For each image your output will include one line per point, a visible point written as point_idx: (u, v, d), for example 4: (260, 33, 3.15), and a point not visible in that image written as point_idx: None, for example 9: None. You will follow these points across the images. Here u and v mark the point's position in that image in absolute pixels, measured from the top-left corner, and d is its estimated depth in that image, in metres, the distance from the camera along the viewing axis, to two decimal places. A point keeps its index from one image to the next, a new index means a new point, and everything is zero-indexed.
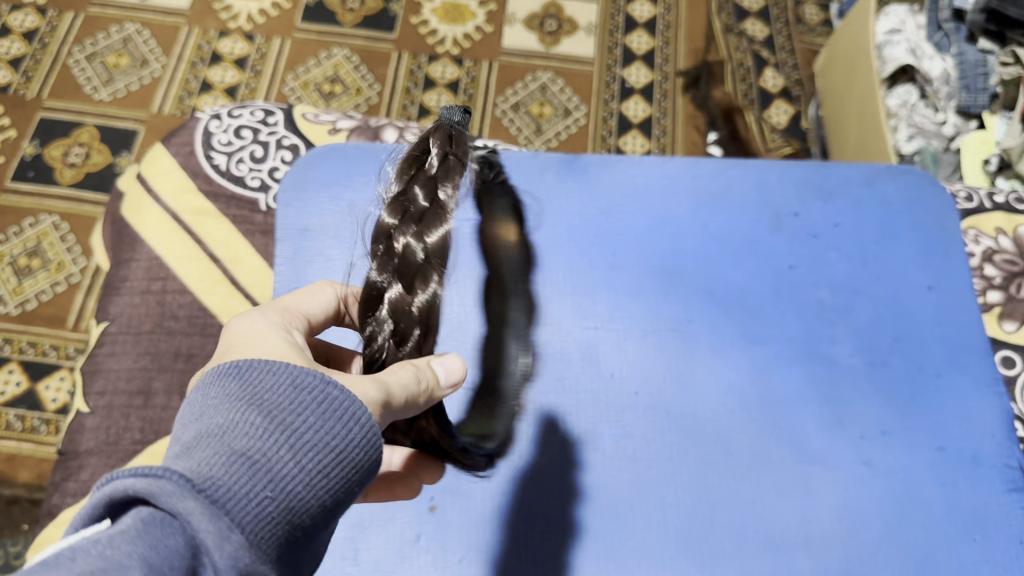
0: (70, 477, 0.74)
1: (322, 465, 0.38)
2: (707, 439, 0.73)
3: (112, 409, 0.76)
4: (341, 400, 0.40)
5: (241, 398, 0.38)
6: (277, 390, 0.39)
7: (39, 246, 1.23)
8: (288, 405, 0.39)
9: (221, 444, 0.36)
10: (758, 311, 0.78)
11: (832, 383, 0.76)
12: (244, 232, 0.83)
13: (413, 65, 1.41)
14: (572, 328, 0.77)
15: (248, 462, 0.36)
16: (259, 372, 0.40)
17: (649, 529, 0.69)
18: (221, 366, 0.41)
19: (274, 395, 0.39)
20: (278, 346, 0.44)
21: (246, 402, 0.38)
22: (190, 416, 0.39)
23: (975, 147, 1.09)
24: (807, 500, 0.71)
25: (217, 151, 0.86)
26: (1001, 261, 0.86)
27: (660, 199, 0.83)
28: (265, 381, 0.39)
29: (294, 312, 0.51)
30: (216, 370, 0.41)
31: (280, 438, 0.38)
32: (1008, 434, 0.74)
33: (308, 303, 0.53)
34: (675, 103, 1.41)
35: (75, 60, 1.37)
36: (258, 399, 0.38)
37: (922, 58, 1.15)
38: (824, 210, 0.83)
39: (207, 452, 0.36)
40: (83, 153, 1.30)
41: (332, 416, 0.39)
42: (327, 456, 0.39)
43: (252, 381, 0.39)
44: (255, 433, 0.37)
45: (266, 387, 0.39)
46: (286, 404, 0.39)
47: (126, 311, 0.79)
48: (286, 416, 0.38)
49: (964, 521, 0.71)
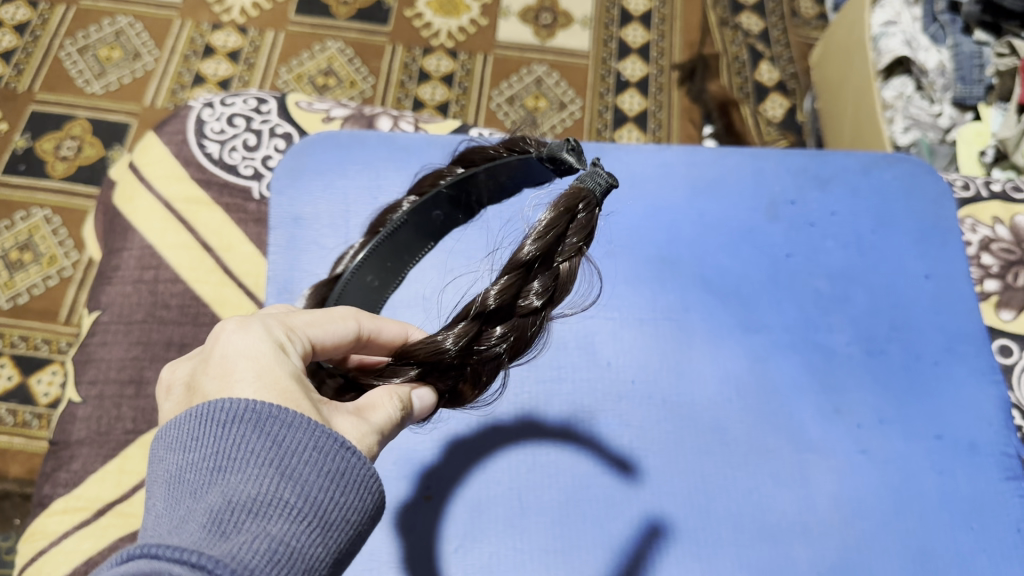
0: (62, 467, 0.74)
1: (341, 547, 0.35)
2: (703, 427, 0.73)
3: (103, 399, 0.75)
4: (360, 471, 0.37)
5: (265, 464, 0.34)
6: (303, 456, 0.35)
7: (30, 239, 1.22)
8: (317, 475, 0.35)
9: (256, 525, 0.32)
10: (754, 300, 0.78)
11: (828, 371, 0.75)
12: (236, 221, 0.83)
13: (408, 58, 1.41)
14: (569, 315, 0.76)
15: (286, 547, 0.33)
16: (281, 427, 0.35)
17: (645, 518, 0.69)
18: (234, 411, 0.35)
19: (301, 463, 0.35)
20: (286, 388, 0.38)
21: (275, 470, 0.34)
22: (197, 471, 0.34)
23: (971, 139, 1.09)
24: (804, 489, 0.71)
25: (210, 140, 0.85)
26: (999, 250, 0.86)
27: (656, 187, 0.82)
28: (289, 444, 0.35)
29: (302, 337, 0.42)
30: (226, 411, 0.35)
31: (311, 516, 0.34)
32: (1005, 422, 0.74)
33: (314, 329, 0.43)
34: (670, 97, 1.40)
35: (67, 53, 1.36)
36: (286, 468, 0.34)
37: (918, 50, 1.14)
38: (821, 197, 0.83)
39: (244, 535, 0.32)
40: (76, 146, 1.29)
41: (355, 489, 0.36)
42: (347, 535, 0.36)
43: (274, 437, 0.35)
44: (287, 513, 0.34)
45: (292, 451, 0.35)
46: (313, 476, 0.35)
47: (117, 301, 0.78)
48: (316, 490, 0.35)
49: (961, 510, 0.71)
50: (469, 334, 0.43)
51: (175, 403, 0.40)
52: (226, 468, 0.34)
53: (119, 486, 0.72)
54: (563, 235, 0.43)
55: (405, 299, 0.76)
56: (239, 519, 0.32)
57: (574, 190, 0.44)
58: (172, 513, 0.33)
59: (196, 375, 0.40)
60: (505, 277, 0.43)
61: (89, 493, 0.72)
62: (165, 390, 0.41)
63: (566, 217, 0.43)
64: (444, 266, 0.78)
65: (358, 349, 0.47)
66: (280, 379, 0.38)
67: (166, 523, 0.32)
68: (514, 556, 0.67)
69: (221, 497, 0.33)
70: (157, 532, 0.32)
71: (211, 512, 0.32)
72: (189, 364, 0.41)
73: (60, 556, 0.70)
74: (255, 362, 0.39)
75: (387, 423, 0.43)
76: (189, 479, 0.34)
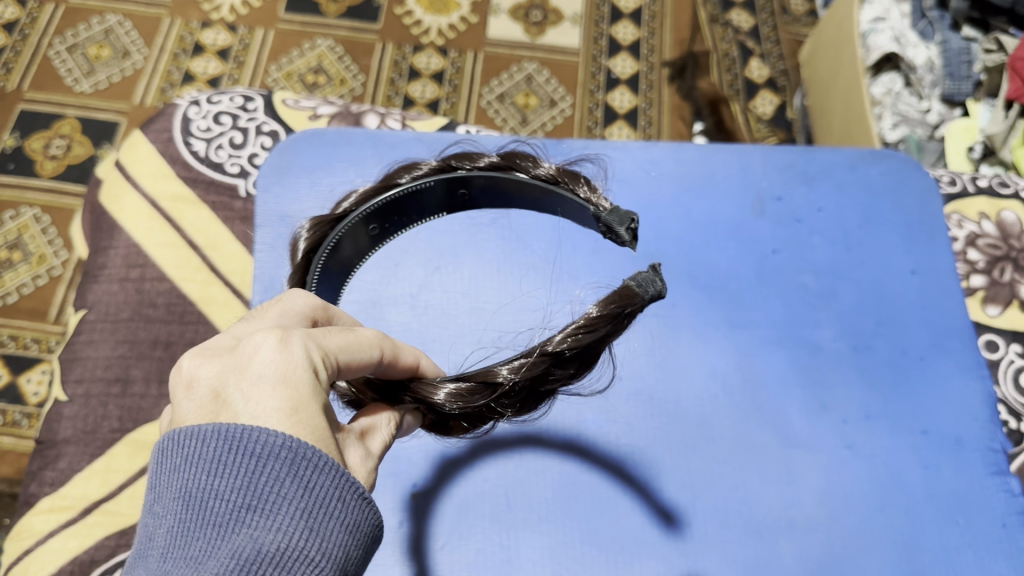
0: (48, 466, 0.74)
1: None
2: (690, 422, 0.73)
3: (90, 397, 0.75)
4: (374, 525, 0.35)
5: (296, 514, 0.32)
6: (331, 508, 0.33)
7: (20, 238, 1.22)
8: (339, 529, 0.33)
9: None
10: (741, 296, 0.78)
11: (814, 367, 0.76)
12: (223, 219, 0.83)
13: (398, 56, 1.41)
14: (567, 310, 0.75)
15: None
16: (313, 472, 0.33)
17: (632, 513, 0.69)
18: (268, 440, 0.33)
19: (328, 516, 0.33)
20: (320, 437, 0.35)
21: (302, 523, 0.32)
22: (225, 500, 0.32)
23: (960, 135, 1.09)
24: (790, 485, 0.71)
25: (196, 138, 0.86)
26: (985, 246, 0.86)
27: (643, 185, 0.82)
28: (320, 493, 0.33)
29: (333, 367, 0.39)
30: (261, 443, 0.33)
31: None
32: (991, 417, 0.74)
33: (343, 354, 0.39)
34: (661, 94, 1.40)
35: (56, 51, 1.36)
36: (314, 521, 0.33)
37: (907, 46, 1.14)
38: (807, 194, 0.83)
39: None
40: (65, 145, 1.29)
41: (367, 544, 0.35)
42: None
43: (305, 482, 0.33)
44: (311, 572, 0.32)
45: (321, 502, 0.33)
46: (338, 532, 0.33)
47: (104, 299, 0.79)
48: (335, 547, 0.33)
49: (947, 505, 0.71)
50: (468, 398, 0.47)
51: (195, 411, 0.36)
52: (254, 511, 0.32)
53: (105, 485, 0.73)
54: (597, 338, 0.46)
55: (392, 298, 0.76)
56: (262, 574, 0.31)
57: (626, 292, 0.47)
58: (190, 550, 0.31)
59: (224, 381, 0.36)
60: (527, 357, 0.47)
61: (74, 492, 0.72)
62: (181, 386, 0.37)
63: (608, 319, 0.47)
64: (430, 264, 0.78)
65: (379, 368, 0.44)
66: (313, 419, 0.35)
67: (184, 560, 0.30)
68: (501, 552, 0.67)
69: (247, 546, 0.31)
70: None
71: (236, 563, 0.30)
72: (213, 364, 0.37)
73: (47, 555, 0.70)
74: (291, 393, 0.35)
75: (384, 447, 0.42)
76: (210, 510, 0.32)
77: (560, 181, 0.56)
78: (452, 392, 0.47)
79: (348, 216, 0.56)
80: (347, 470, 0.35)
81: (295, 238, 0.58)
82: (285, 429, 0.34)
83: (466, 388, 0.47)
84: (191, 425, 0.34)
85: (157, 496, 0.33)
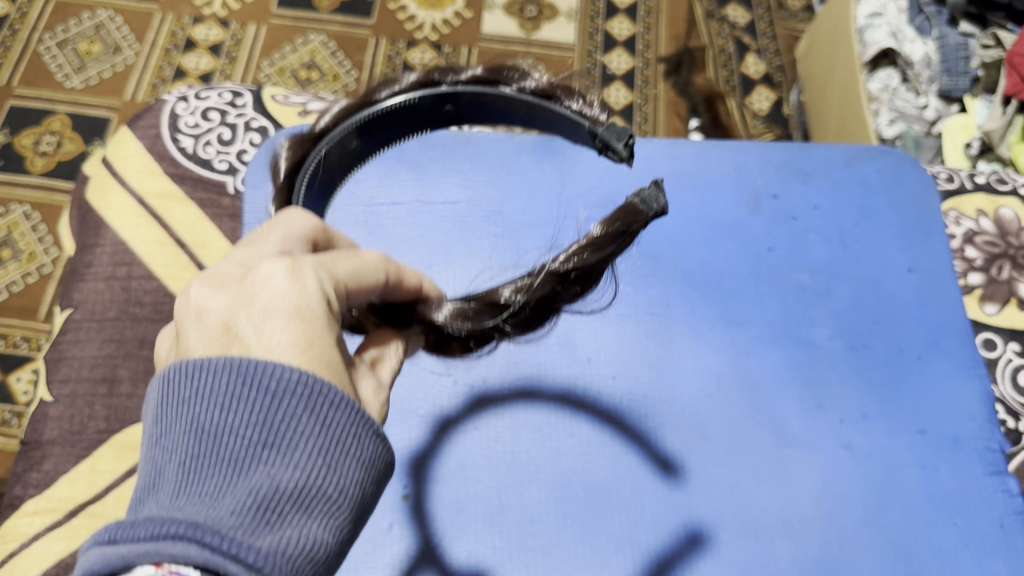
0: (33, 468, 0.73)
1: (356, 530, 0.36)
2: (685, 422, 0.72)
3: (76, 397, 0.74)
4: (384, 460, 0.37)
5: (312, 449, 0.34)
6: (345, 443, 0.35)
7: (9, 236, 1.21)
8: (353, 465, 0.35)
9: (295, 512, 0.32)
10: (736, 294, 0.77)
11: (810, 366, 0.75)
12: (211, 216, 0.82)
13: (392, 51, 1.40)
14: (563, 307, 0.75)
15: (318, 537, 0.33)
16: (328, 408, 0.35)
17: (626, 515, 0.68)
18: (282, 375, 0.34)
19: (342, 451, 0.35)
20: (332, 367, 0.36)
21: (318, 457, 0.34)
22: (242, 438, 0.33)
23: (957, 131, 1.08)
24: (786, 485, 0.70)
25: (184, 134, 0.85)
26: (983, 243, 0.85)
27: (637, 182, 0.81)
28: (335, 430, 0.35)
29: (341, 290, 0.40)
30: (275, 379, 0.34)
31: (342, 507, 0.34)
32: (988, 417, 0.74)
33: (347, 278, 0.40)
34: (656, 90, 1.39)
35: (46, 47, 1.35)
36: (329, 455, 0.34)
37: (904, 41, 1.13)
38: (803, 191, 0.82)
39: (284, 521, 0.32)
40: (55, 141, 1.28)
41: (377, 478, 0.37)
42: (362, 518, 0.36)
43: (320, 418, 0.34)
44: (327, 503, 0.34)
45: (336, 438, 0.35)
46: (353, 468, 0.35)
47: (90, 298, 0.78)
48: (349, 481, 0.35)
49: (944, 505, 0.70)
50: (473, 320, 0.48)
51: (207, 342, 0.36)
52: (271, 446, 0.33)
53: (90, 486, 0.72)
54: (601, 255, 0.47)
55: None
56: (284, 507, 0.32)
57: (631, 210, 0.48)
58: (210, 482, 0.32)
59: (234, 311, 0.37)
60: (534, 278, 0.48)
61: (59, 494, 0.71)
62: (188, 315, 0.37)
63: (613, 239, 0.48)
64: (422, 262, 0.76)
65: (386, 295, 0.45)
66: (326, 350, 0.36)
67: (205, 493, 0.31)
68: (493, 554, 0.66)
69: (266, 479, 0.32)
70: (194, 500, 0.31)
71: (256, 494, 0.32)
72: (221, 294, 0.37)
73: (30, 558, 0.69)
74: (305, 328, 0.36)
75: (394, 373, 0.44)
76: (227, 446, 0.33)
77: (553, 95, 0.56)
78: (455, 314, 0.48)
79: (330, 132, 0.54)
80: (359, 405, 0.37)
81: (275, 157, 0.56)
82: (301, 363, 0.35)
83: (471, 308, 0.48)
84: (205, 357, 0.35)
85: (167, 431, 0.34)
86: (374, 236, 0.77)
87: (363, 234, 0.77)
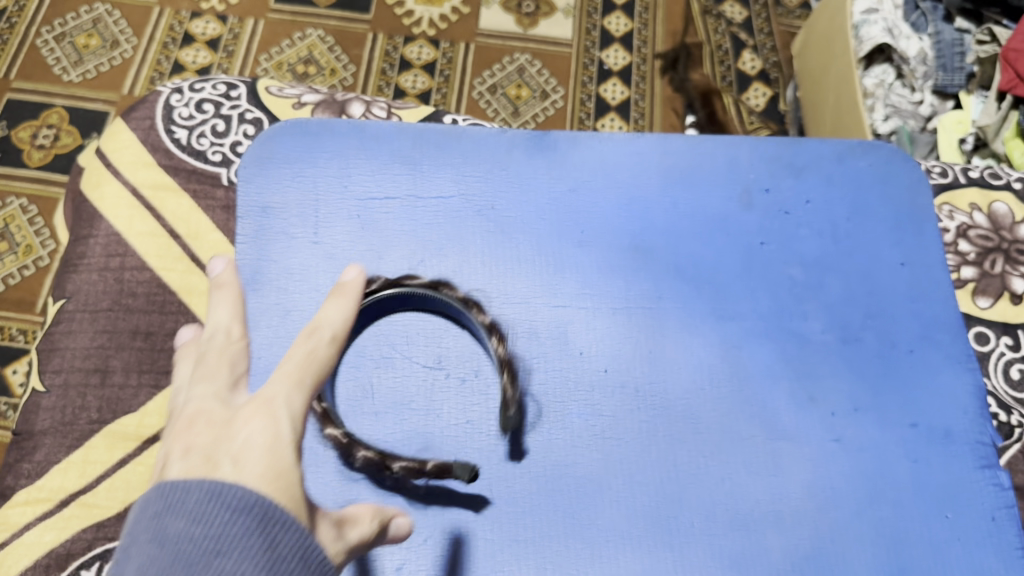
0: (25, 458, 0.73)
1: None
2: (675, 415, 0.72)
3: (68, 388, 0.75)
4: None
5: (260, 561, 0.38)
6: (290, 562, 0.40)
7: (7, 228, 1.21)
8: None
9: None
10: (728, 288, 0.77)
11: (801, 360, 0.75)
12: (204, 207, 0.82)
13: (390, 46, 1.40)
14: (558, 300, 0.75)
15: None
16: (279, 528, 0.40)
17: (617, 506, 0.68)
18: (241, 496, 0.40)
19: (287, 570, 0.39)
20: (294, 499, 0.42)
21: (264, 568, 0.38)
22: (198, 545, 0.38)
23: (951, 128, 1.09)
24: (777, 477, 0.70)
25: (178, 126, 0.85)
26: (976, 237, 0.86)
27: (630, 176, 0.81)
28: (282, 548, 0.40)
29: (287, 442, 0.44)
30: (238, 498, 0.40)
31: None
32: (980, 410, 0.74)
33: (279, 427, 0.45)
34: (653, 85, 1.39)
35: (44, 41, 1.36)
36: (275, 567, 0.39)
37: (900, 37, 1.14)
38: (795, 185, 0.82)
39: None
40: (53, 135, 1.28)
41: None
42: None
43: (270, 537, 0.40)
44: None
45: (283, 557, 0.40)
46: None
47: (84, 288, 0.78)
48: None
49: (935, 498, 0.70)
50: None
51: (186, 468, 0.42)
52: (221, 554, 0.38)
53: (82, 476, 0.72)
54: None
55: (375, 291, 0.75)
56: None
57: None
58: None
59: (213, 448, 0.43)
60: None
61: (51, 484, 0.72)
62: (176, 452, 0.44)
63: None
64: (415, 257, 0.76)
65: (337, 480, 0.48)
66: (285, 476, 0.43)
67: None
68: (484, 546, 0.66)
69: None
70: None
71: None
72: (204, 435, 0.44)
73: (21, 548, 0.69)
74: (273, 462, 0.43)
75: (361, 540, 0.48)
76: (183, 553, 0.38)
77: None
78: None
79: None
80: (307, 533, 0.42)
81: None
82: (260, 488, 0.41)
83: None
84: (177, 481, 0.41)
85: (129, 543, 0.39)
86: (367, 231, 0.76)
87: (357, 228, 0.76)
